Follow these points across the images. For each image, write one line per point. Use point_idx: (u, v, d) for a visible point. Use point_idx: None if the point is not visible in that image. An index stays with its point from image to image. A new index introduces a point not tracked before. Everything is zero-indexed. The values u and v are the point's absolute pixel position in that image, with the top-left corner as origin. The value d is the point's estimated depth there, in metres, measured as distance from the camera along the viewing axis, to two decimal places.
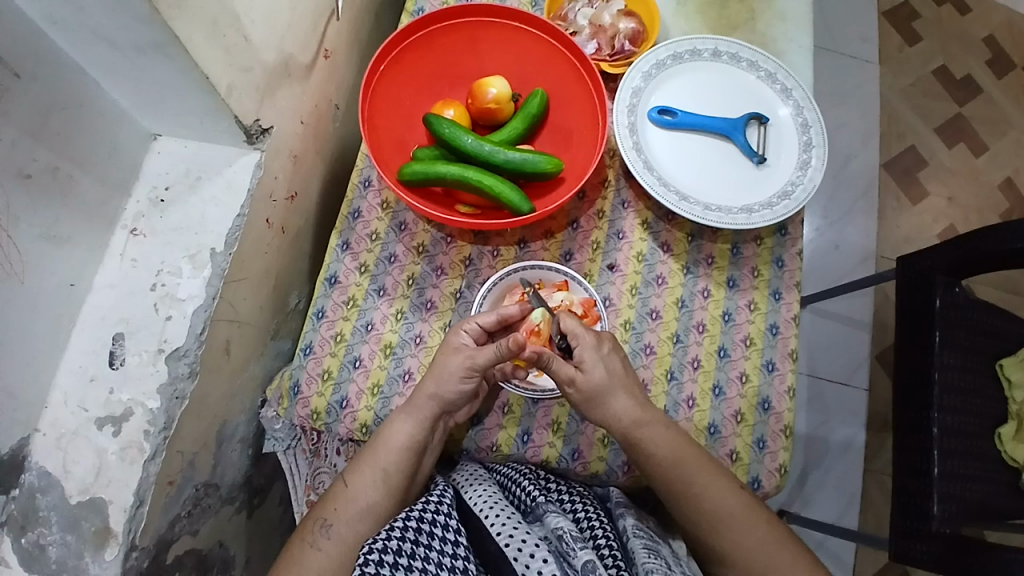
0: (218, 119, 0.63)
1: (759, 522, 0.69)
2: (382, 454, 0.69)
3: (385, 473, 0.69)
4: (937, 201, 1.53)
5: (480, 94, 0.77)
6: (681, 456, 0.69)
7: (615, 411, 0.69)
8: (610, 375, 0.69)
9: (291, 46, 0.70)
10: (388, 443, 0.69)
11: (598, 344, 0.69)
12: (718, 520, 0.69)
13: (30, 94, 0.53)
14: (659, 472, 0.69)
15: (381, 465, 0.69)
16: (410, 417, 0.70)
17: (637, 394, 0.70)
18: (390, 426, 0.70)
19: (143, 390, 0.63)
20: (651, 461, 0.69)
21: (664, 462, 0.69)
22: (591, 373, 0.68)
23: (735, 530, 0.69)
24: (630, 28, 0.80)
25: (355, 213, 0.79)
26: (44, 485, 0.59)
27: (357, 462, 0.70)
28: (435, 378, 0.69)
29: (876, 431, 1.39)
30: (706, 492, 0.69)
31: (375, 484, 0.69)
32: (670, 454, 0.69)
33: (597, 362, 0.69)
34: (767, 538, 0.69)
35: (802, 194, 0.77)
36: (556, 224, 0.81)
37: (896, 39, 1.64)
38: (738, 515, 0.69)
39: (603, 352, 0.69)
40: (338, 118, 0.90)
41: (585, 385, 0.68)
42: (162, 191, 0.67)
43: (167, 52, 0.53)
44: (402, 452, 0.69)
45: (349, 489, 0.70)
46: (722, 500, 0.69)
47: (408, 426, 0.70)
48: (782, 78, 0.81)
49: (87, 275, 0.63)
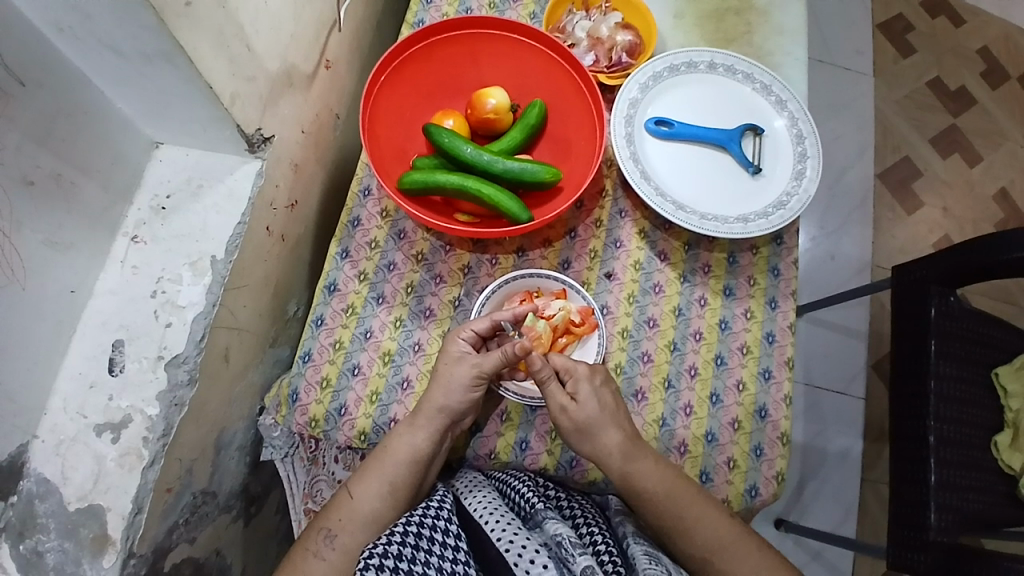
0: (221, 128, 0.64)
1: (752, 553, 0.69)
2: (390, 468, 0.69)
3: (392, 485, 0.70)
4: (932, 212, 1.54)
5: (480, 105, 0.78)
6: (671, 490, 0.69)
7: (605, 443, 0.69)
8: (602, 407, 0.70)
9: (293, 56, 0.71)
10: (396, 456, 0.69)
11: (591, 375, 0.71)
12: (711, 551, 0.69)
13: (35, 101, 0.54)
14: (651, 507, 0.69)
15: (388, 478, 0.69)
16: (420, 430, 0.70)
17: (627, 427, 0.71)
18: (396, 439, 0.70)
19: (142, 396, 0.63)
20: (641, 494, 0.69)
21: (654, 496, 0.69)
22: (584, 405, 0.69)
23: (730, 560, 0.68)
24: (627, 41, 0.82)
25: (354, 221, 0.80)
26: (42, 491, 0.59)
27: (364, 473, 0.70)
28: (443, 387, 0.70)
29: (873, 440, 1.40)
30: (698, 526, 0.68)
31: (382, 496, 0.69)
32: (659, 489, 0.69)
33: (590, 393, 0.70)
34: (760, 567, 0.69)
35: (797, 205, 0.78)
36: (554, 233, 0.82)
37: (890, 51, 1.66)
38: (731, 545, 0.69)
39: (595, 384, 0.71)
40: (338, 127, 0.91)
41: (578, 416, 0.69)
42: (164, 199, 0.68)
43: (172, 61, 0.53)
44: (409, 465, 0.70)
45: (354, 500, 0.69)
46: (714, 532, 0.69)
47: (418, 438, 0.70)
48: (777, 90, 0.82)
49: (87, 282, 0.64)
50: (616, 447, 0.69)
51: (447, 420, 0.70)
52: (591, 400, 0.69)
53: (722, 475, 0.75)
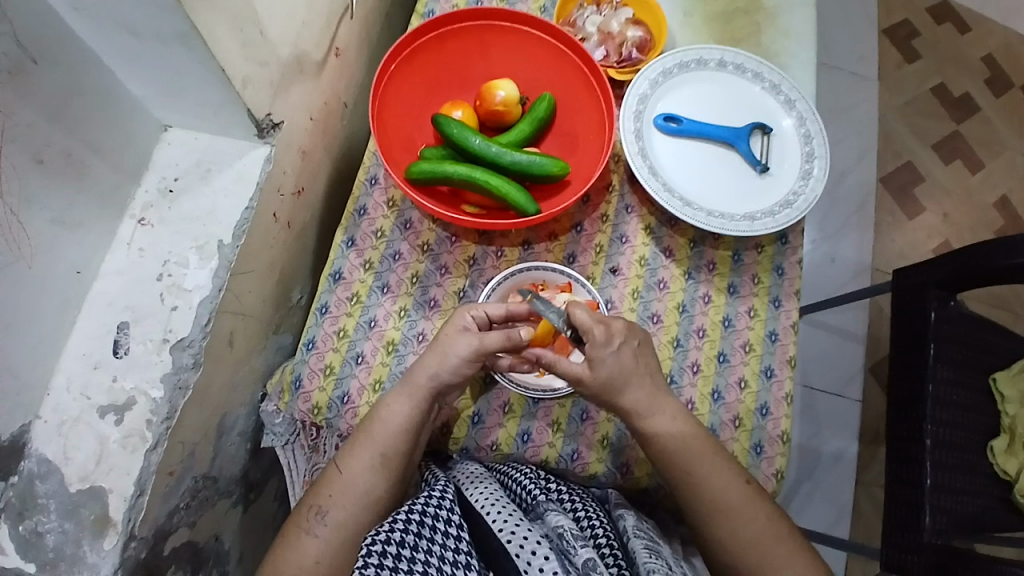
0: (232, 112, 0.64)
1: (759, 516, 0.69)
2: (379, 439, 0.69)
3: (383, 457, 0.69)
4: (932, 218, 1.55)
5: (489, 97, 0.78)
6: (684, 444, 0.69)
7: (626, 397, 0.69)
8: (621, 369, 0.68)
9: (305, 42, 0.71)
10: (386, 425, 0.69)
11: (607, 339, 0.68)
12: (718, 509, 0.69)
13: (48, 78, 0.54)
14: (663, 460, 0.70)
15: (379, 449, 0.69)
16: (404, 399, 0.69)
17: (647, 383, 0.70)
18: (384, 409, 0.70)
19: (146, 378, 0.63)
20: (653, 448, 0.70)
21: (667, 449, 0.69)
22: (598, 370, 0.68)
23: (734, 521, 0.68)
24: (637, 37, 0.82)
25: (361, 210, 0.80)
26: (43, 471, 0.59)
27: (353, 448, 0.69)
28: (439, 356, 0.69)
29: (868, 443, 1.40)
30: (708, 483, 0.69)
31: (374, 468, 0.69)
32: (672, 443, 0.69)
33: (604, 357, 0.68)
34: (766, 531, 0.69)
35: (804, 204, 0.78)
36: (560, 226, 0.82)
37: (895, 56, 1.67)
38: (737, 508, 0.69)
39: (612, 347, 0.68)
40: (346, 115, 0.91)
41: (592, 381, 0.69)
42: (172, 181, 0.68)
43: (187, 43, 0.53)
44: (399, 435, 0.69)
45: (343, 475, 0.69)
46: (723, 491, 0.69)
47: (403, 407, 0.69)
48: (786, 89, 0.82)
49: (94, 262, 0.63)
50: (637, 398, 0.69)
51: (434, 390, 0.70)
52: (612, 359, 0.68)
53: None
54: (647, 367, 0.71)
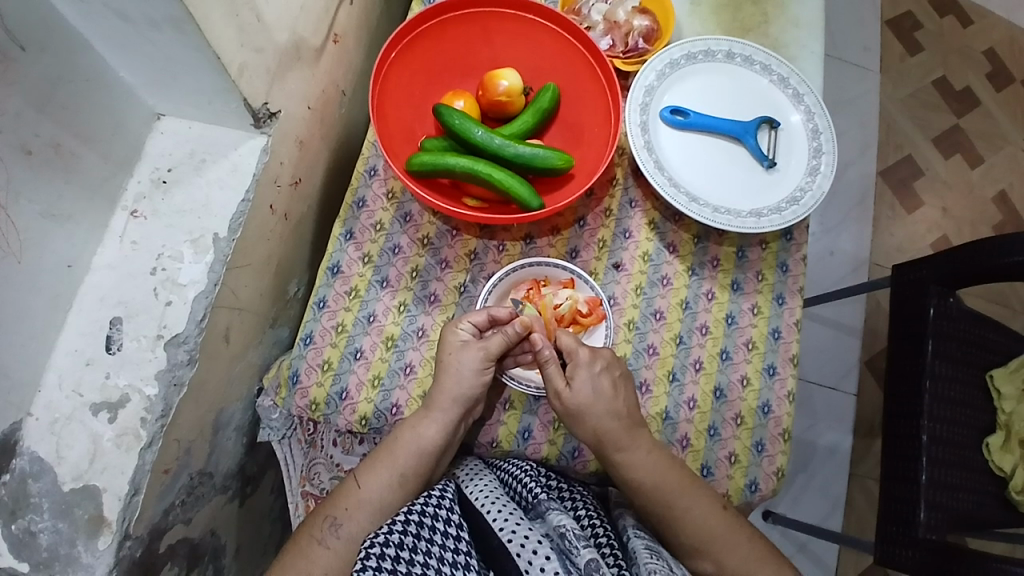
0: (227, 101, 0.62)
1: (742, 542, 0.70)
2: (399, 461, 0.70)
3: (402, 476, 0.70)
4: (931, 212, 1.54)
5: (492, 86, 0.76)
6: (660, 481, 0.69)
7: (597, 430, 0.70)
8: (597, 394, 0.69)
9: (302, 27, 0.69)
10: (407, 448, 0.70)
11: (591, 361, 0.71)
12: (701, 539, 0.70)
13: (35, 65, 0.52)
14: (641, 495, 0.71)
15: (399, 469, 0.70)
16: (432, 423, 0.69)
17: (623, 416, 0.71)
18: (407, 430, 0.70)
19: (140, 375, 0.61)
20: (632, 482, 0.71)
21: (641, 484, 0.70)
22: (576, 391, 0.69)
23: (718, 549, 0.69)
24: (644, 26, 0.80)
25: (360, 201, 0.78)
26: (36, 470, 0.57)
27: (374, 463, 0.70)
28: (452, 376, 0.69)
29: (863, 436, 1.41)
30: (689, 515, 0.69)
31: (391, 487, 0.70)
32: (647, 477, 0.70)
33: (585, 379, 0.69)
34: (749, 555, 0.70)
35: (811, 201, 0.77)
36: (563, 221, 0.80)
37: (898, 49, 1.65)
38: (720, 535, 0.69)
39: (593, 370, 0.70)
40: (344, 103, 0.88)
41: (570, 400, 0.70)
42: (165, 172, 0.66)
43: (180, 30, 0.51)
44: (418, 456, 0.70)
45: (361, 490, 0.69)
46: (705, 521, 0.69)
47: (427, 431, 0.69)
48: (795, 83, 0.81)
49: (85, 256, 0.62)
50: (608, 432, 0.70)
51: (461, 411, 0.70)
52: (586, 387, 0.69)
53: (723, 470, 0.75)
54: (625, 396, 0.72)
